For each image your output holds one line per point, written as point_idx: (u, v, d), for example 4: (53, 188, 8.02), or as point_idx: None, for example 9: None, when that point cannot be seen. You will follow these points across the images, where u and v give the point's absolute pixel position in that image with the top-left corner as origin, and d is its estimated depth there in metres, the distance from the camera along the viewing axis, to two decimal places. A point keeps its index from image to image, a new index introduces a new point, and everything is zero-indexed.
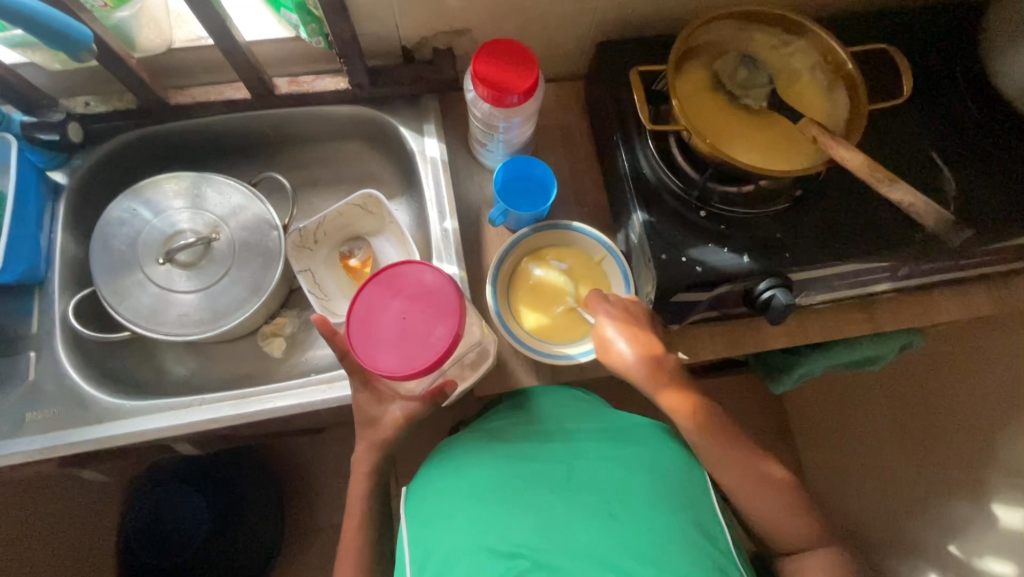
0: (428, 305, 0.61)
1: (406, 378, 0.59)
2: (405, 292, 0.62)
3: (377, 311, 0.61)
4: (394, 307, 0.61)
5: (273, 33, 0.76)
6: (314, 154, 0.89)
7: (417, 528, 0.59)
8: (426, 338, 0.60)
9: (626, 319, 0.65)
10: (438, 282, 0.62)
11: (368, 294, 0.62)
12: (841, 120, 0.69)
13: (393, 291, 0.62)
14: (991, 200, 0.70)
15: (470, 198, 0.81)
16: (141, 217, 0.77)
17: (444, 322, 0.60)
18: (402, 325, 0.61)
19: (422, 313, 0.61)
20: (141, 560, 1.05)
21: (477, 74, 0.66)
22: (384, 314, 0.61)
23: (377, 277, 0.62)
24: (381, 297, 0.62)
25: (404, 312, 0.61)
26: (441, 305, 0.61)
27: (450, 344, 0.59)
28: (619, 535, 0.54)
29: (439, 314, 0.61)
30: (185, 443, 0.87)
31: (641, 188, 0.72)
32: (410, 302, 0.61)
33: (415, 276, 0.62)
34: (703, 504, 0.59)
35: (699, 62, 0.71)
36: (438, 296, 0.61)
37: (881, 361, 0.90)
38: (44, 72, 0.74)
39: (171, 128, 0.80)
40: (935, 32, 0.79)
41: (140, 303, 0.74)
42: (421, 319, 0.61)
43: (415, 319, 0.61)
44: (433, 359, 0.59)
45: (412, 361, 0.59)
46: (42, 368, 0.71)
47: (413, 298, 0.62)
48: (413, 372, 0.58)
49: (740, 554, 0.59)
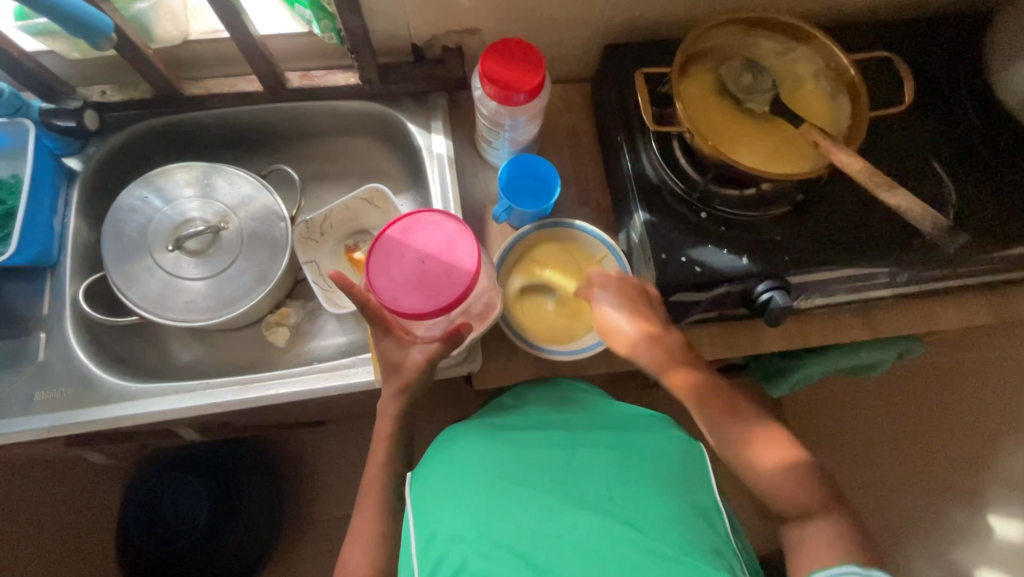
0: (446, 249, 0.63)
1: (427, 316, 0.60)
2: (421, 239, 0.64)
3: (395, 257, 0.63)
4: (412, 252, 0.63)
5: (287, 28, 0.78)
6: (323, 149, 0.90)
7: (419, 513, 0.60)
8: (449, 276, 0.62)
9: (625, 299, 0.66)
10: (454, 228, 0.65)
11: (386, 240, 0.63)
12: (843, 126, 0.69)
13: (410, 238, 0.64)
14: (988, 210, 0.71)
15: (476, 195, 0.82)
16: (153, 205, 0.78)
17: (462, 263, 0.63)
18: (421, 268, 0.63)
19: (440, 256, 0.63)
20: (142, 545, 1.06)
21: (486, 72, 0.67)
22: (403, 259, 0.63)
23: (393, 226, 0.64)
24: (398, 243, 0.63)
25: (422, 256, 0.63)
26: (459, 249, 0.64)
27: (470, 282, 0.62)
28: (621, 516, 0.55)
29: (457, 256, 0.63)
30: (188, 429, 0.89)
31: (644, 188, 0.73)
32: (428, 246, 0.64)
33: (430, 224, 0.64)
34: (703, 489, 0.61)
35: (705, 66, 0.72)
36: (455, 241, 0.64)
37: (878, 368, 0.90)
38: (63, 61, 0.76)
39: (184, 119, 0.82)
40: (940, 44, 0.80)
41: (149, 289, 0.76)
42: (440, 261, 0.63)
43: (435, 262, 0.63)
44: (454, 297, 0.61)
45: (435, 300, 0.61)
46: (52, 349, 0.73)
47: (431, 244, 0.64)
48: (438, 310, 0.60)
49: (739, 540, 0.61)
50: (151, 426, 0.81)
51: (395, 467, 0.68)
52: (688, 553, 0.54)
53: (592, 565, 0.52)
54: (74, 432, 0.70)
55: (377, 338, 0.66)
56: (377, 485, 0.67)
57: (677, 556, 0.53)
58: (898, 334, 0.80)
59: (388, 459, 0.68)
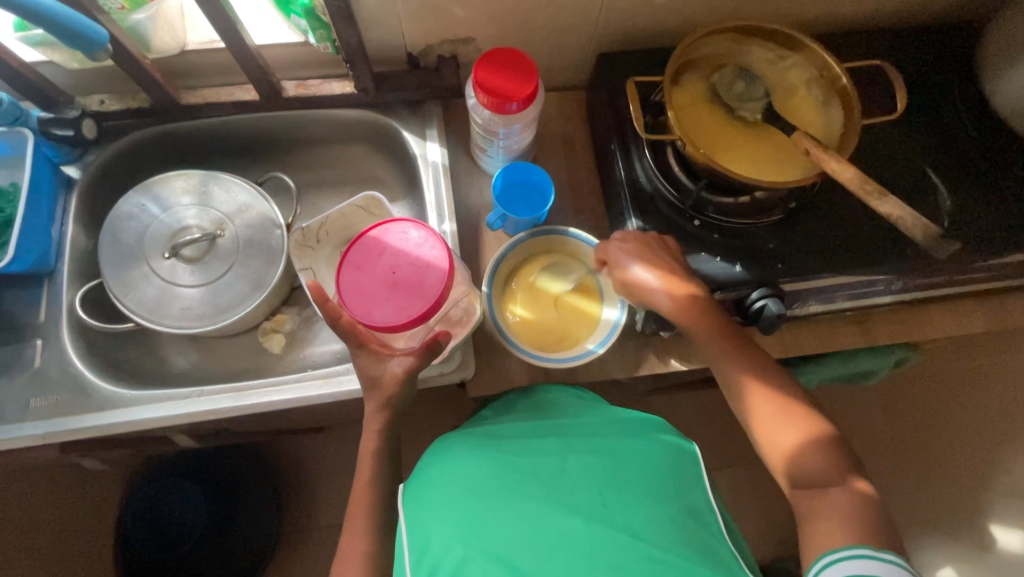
0: (415, 259, 0.64)
1: (403, 327, 0.61)
2: (391, 249, 0.65)
3: (366, 268, 0.64)
4: (382, 264, 0.64)
5: (283, 37, 0.79)
6: (319, 156, 0.91)
7: (413, 522, 0.59)
8: (418, 286, 0.63)
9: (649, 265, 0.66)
10: (424, 235, 0.66)
11: (356, 253, 0.65)
12: (836, 133, 0.70)
13: (380, 248, 0.65)
14: (983, 216, 0.71)
15: (471, 203, 0.82)
16: (150, 212, 0.79)
17: (432, 271, 0.64)
18: (392, 279, 0.64)
19: (411, 266, 0.64)
20: (137, 552, 1.06)
21: (478, 81, 0.67)
22: (374, 272, 0.64)
23: (362, 240, 0.65)
24: (369, 254, 0.65)
25: (393, 266, 0.64)
26: (428, 258, 0.64)
27: (443, 290, 0.63)
28: (611, 521, 0.56)
29: (428, 263, 0.64)
30: (184, 435, 0.89)
31: (636, 195, 0.73)
32: (399, 257, 0.65)
33: (400, 233, 0.66)
34: (692, 491, 0.62)
35: (696, 74, 0.72)
36: (424, 251, 0.65)
37: (877, 374, 0.90)
38: (63, 71, 0.77)
39: (181, 127, 0.82)
40: (932, 51, 0.80)
41: (145, 295, 0.76)
42: (411, 270, 0.64)
43: (406, 272, 0.64)
44: (426, 307, 0.62)
45: (407, 311, 0.62)
46: (48, 355, 0.73)
47: (401, 253, 0.65)
48: (410, 321, 0.61)
49: (735, 542, 0.62)
50: (146, 433, 0.82)
51: (386, 477, 0.68)
52: (683, 557, 0.54)
53: (584, 568, 0.52)
54: (68, 439, 0.70)
55: (360, 351, 0.66)
56: (369, 494, 0.66)
57: (668, 556, 0.54)
58: (895, 342, 0.79)
59: (379, 469, 0.67)
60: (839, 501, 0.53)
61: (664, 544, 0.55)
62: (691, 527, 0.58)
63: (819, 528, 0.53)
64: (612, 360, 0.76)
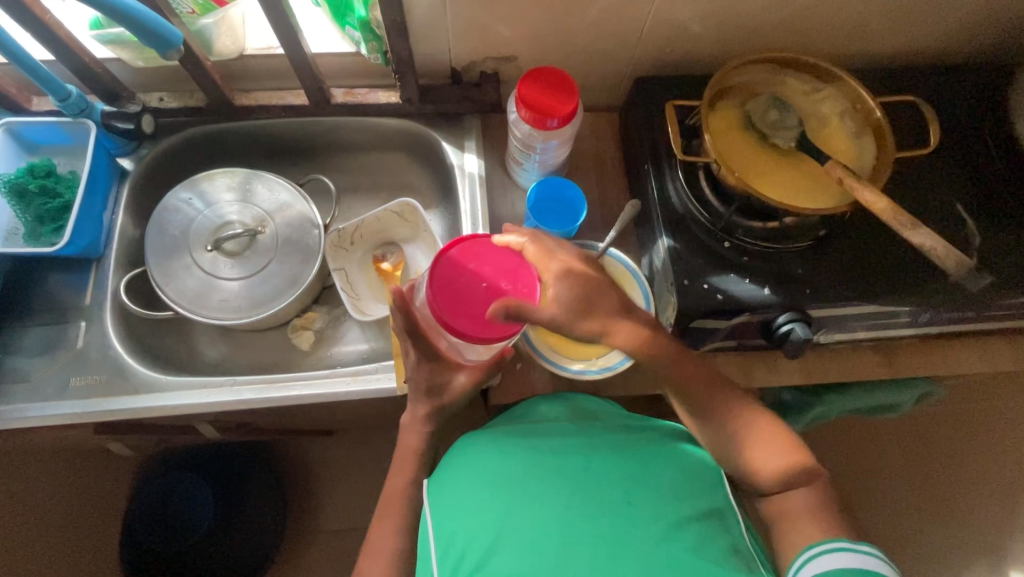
0: (509, 273, 0.64)
1: (491, 340, 0.62)
2: (484, 260, 0.65)
3: (459, 277, 0.64)
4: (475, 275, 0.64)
5: (336, 47, 0.82)
6: (358, 162, 0.94)
7: (437, 517, 0.61)
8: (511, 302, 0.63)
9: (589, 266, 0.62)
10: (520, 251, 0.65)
11: (451, 261, 0.64)
12: (868, 163, 0.71)
13: (474, 259, 0.65)
14: (1013, 253, 0.71)
15: (503, 215, 0.85)
16: (195, 207, 0.82)
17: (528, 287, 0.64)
18: (484, 291, 0.63)
19: (505, 280, 0.64)
20: (147, 541, 1.06)
21: (522, 97, 0.70)
22: (466, 281, 0.64)
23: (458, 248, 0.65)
24: (463, 263, 0.64)
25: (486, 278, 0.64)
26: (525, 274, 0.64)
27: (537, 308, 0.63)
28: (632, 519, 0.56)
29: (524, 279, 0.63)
30: (207, 425, 0.91)
31: (667, 214, 0.75)
32: (492, 269, 0.64)
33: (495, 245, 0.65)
34: (714, 493, 0.62)
35: (732, 101, 0.74)
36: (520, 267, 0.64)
37: (897, 408, 0.90)
38: (127, 69, 0.81)
39: (231, 126, 0.86)
40: (963, 91, 0.82)
41: (186, 286, 0.79)
42: (505, 285, 0.63)
43: (499, 286, 0.63)
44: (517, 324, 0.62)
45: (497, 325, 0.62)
46: (90, 337, 0.76)
47: (494, 266, 0.64)
48: (499, 335, 0.62)
49: (760, 548, 0.61)
50: (173, 420, 0.83)
51: (408, 478, 0.68)
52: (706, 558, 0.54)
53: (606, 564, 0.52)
54: (102, 420, 0.72)
55: None
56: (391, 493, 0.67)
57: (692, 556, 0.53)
58: (919, 374, 0.79)
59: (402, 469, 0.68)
60: (812, 504, 0.57)
61: (687, 545, 0.55)
62: (713, 531, 0.58)
63: (787, 528, 0.57)
64: (635, 376, 0.77)
